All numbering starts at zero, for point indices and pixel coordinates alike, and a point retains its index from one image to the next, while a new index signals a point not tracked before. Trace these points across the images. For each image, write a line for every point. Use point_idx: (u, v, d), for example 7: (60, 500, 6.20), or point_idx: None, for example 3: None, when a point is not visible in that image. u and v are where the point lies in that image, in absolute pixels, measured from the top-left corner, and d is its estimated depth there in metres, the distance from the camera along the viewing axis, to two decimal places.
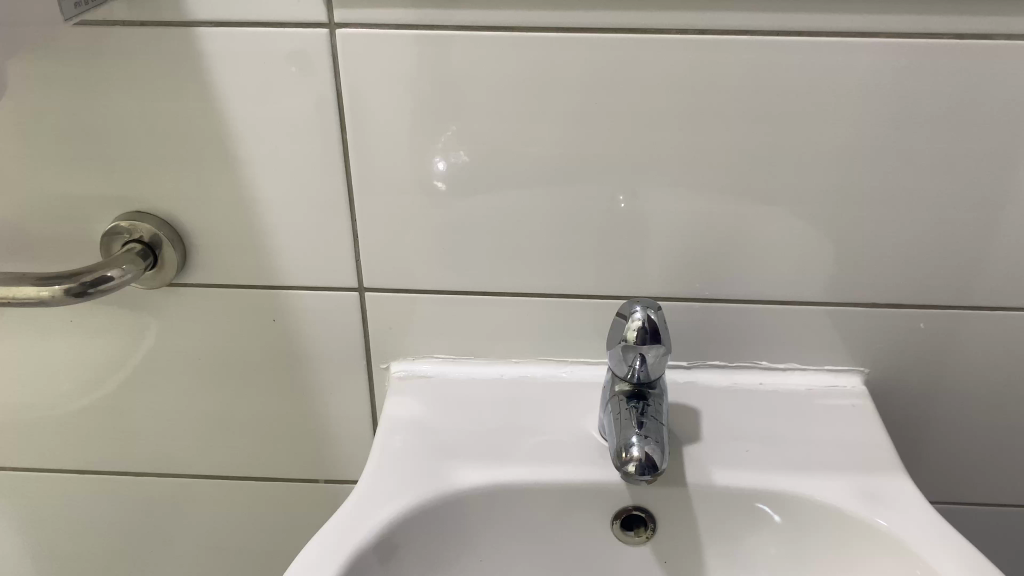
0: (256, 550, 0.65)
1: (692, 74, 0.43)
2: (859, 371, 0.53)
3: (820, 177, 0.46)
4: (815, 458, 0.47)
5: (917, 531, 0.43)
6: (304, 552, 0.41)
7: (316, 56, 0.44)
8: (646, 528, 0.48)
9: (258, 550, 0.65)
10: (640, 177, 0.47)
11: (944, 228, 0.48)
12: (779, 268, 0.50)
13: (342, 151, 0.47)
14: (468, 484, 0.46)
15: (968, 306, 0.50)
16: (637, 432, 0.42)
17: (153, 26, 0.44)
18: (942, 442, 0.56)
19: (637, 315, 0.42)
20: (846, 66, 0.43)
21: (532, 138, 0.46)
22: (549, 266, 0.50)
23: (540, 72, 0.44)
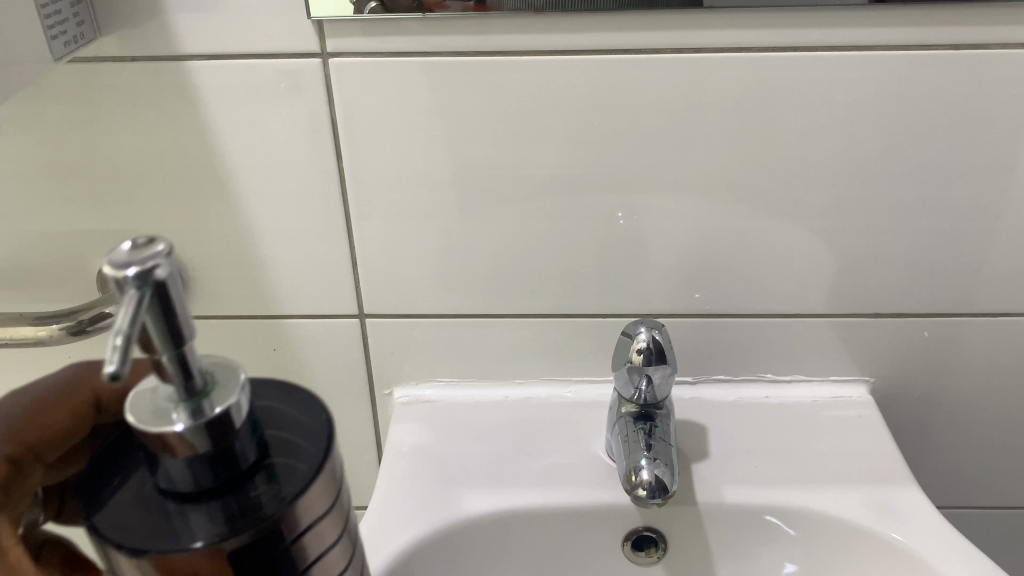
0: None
1: (688, 91, 0.43)
2: (865, 380, 0.53)
3: (819, 190, 0.46)
4: (825, 472, 0.47)
5: (930, 543, 0.43)
6: None
7: (310, 86, 0.44)
8: (658, 548, 0.48)
9: None
10: (639, 194, 0.47)
11: (943, 236, 0.48)
12: (781, 281, 0.49)
13: (338, 179, 0.47)
14: (476, 511, 0.46)
15: (970, 313, 0.50)
16: (646, 454, 0.42)
17: (144, 60, 0.43)
18: (950, 448, 0.56)
19: (642, 335, 0.42)
20: (842, 79, 0.43)
21: (529, 159, 0.46)
22: (551, 286, 0.50)
23: (537, 95, 0.44)
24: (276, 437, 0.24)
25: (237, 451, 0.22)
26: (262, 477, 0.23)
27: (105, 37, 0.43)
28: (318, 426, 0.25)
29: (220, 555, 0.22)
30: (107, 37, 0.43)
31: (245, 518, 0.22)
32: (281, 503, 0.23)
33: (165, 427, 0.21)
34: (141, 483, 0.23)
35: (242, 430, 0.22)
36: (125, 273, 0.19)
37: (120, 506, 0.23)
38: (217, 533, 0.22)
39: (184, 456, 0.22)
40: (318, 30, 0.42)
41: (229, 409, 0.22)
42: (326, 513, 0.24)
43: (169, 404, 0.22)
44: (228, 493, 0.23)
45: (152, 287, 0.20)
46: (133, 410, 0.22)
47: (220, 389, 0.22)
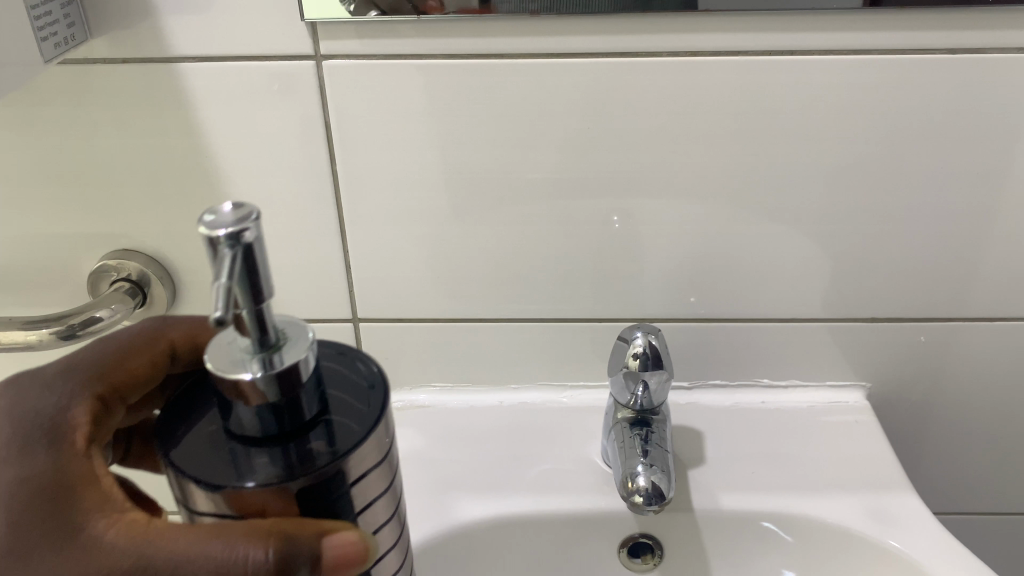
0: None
1: (683, 95, 0.43)
2: (862, 386, 0.53)
3: (815, 194, 0.46)
4: (822, 478, 0.47)
5: (928, 551, 0.42)
6: None
7: (304, 89, 0.43)
8: (654, 555, 0.47)
9: None
10: (635, 199, 0.46)
11: (940, 241, 0.47)
12: (777, 286, 0.49)
13: (331, 183, 0.46)
14: (471, 517, 0.46)
15: (966, 318, 0.50)
16: (643, 460, 0.42)
17: (135, 63, 0.43)
18: (945, 453, 0.56)
19: (638, 340, 0.42)
20: (840, 84, 0.43)
21: (524, 163, 0.45)
22: (547, 291, 0.50)
23: (531, 97, 0.43)
24: (335, 392, 0.27)
25: (301, 403, 0.25)
26: (321, 429, 0.25)
27: (96, 39, 0.42)
28: (372, 386, 0.27)
29: (282, 495, 0.25)
30: (98, 39, 0.42)
31: (305, 464, 0.25)
32: (337, 453, 0.25)
33: (242, 376, 0.24)
34: (216, 427, 0.26)
35: (307, 384, 0.25)
36: (216, 234, 0.22)
37: (195, 447, 0.26)
38: (281, 475, 0.25)
39: (257, 404, 0.24)
40: (311, 32, 0.42)
41: (298, 364, 0.24)
42: (374, 468, 0.27)
43: (247, 356, 0.24)
44: (292, 440, 0.25)
45: (239, 247, 0.22)
46: (216, 360, 0.24)
47: (290, 345, 0.25)
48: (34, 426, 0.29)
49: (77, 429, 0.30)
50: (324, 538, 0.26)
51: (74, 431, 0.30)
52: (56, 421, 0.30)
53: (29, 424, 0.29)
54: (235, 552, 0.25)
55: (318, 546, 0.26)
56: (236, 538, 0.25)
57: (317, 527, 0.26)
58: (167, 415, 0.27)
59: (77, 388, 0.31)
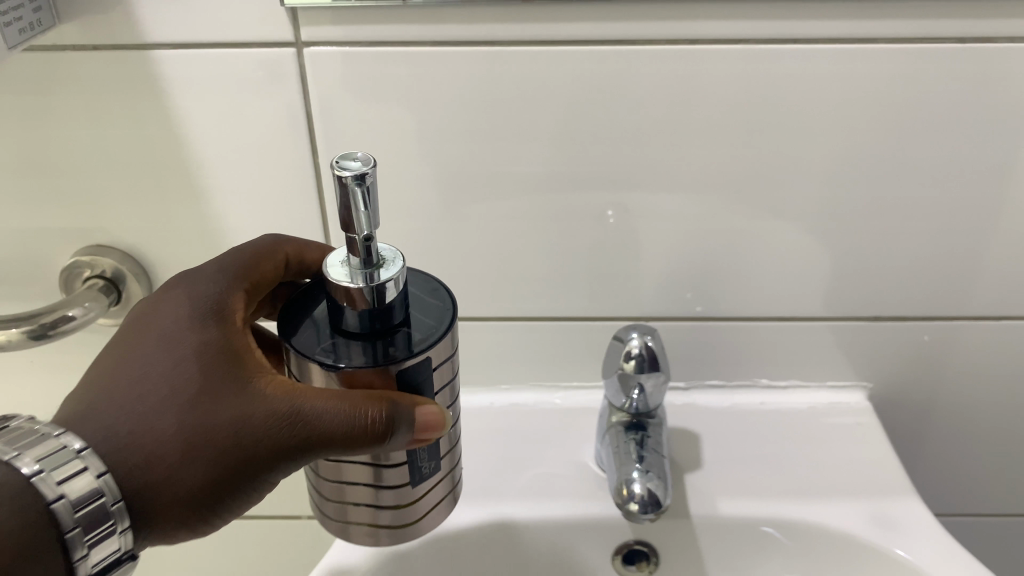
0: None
1: (682, 86, 0.41)
2: (863, 386, 0.51)
3: (818, 188, 0.44)
4: (824, 484, 0.45)
5: (934, 559, 0.41)
6: None
7: (284, 78, 0.41)
8: (649, 563, 0.45)
9: None
10: (632, 192, 0.45)
11: (944, 237, 0.46)
12: (777, 284, 0.48)
13: (314, 176, 0.44)
14: (461, 525, 0.44)
15: (970, 317, 0.49)
16: (638, 466, 0.40)
17: (106, 49, 0.41)
18: (945, 455, 0.55)
19: (634, 341, 0.40)
20: (845, 75, 0.41)
21: (516, 156, 0.44)
22: (539, 289, 0.48)
23: (522, 87, 0.41)
24: (413, 306, 0.31)
25: (392, 307, 0.30)
26: (406, 331, 0.30)
27: (65, 25, 0.40)
28: (443, 304, 0.32)
29: (376, 376, 0.29)
30: (67, 25, 0.40)
31: (395, 354, 0.29)
32: (420, 348, 0.30)
33: (349, 283, 0.29)
34: (322, 324, 0.31)
35: (398, 295, 0.30)
36: (344, 174, 0.28)
37: (304, 336, 0.30)
38: (376, 361, 0.29)
39: (359, 308, 0.29)
40: (291, 18, 0.40)
41: (393, 279, 0.29)
42: (443, 367, 0.31)
43: (352, 270, 0.30)
44: (383, 337, 0.30)
45: (360, 185, 0.28)
46: (329, 271, 0.30)
47: (389, 266, 0.30)
48: (204, 303, 0.33)
49: (233, 312, 0.33)
50: (417, 409, 0.30)
51: (233, 312, 0.33)
52: (220, 303, 0.33)
53: (198, 302, 0.33)
54: (353, 411, 0.29)
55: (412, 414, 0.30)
56: (352, 401, 0.29)
57: (412, 400, 0.30)
58: (285, 313, 0.31)
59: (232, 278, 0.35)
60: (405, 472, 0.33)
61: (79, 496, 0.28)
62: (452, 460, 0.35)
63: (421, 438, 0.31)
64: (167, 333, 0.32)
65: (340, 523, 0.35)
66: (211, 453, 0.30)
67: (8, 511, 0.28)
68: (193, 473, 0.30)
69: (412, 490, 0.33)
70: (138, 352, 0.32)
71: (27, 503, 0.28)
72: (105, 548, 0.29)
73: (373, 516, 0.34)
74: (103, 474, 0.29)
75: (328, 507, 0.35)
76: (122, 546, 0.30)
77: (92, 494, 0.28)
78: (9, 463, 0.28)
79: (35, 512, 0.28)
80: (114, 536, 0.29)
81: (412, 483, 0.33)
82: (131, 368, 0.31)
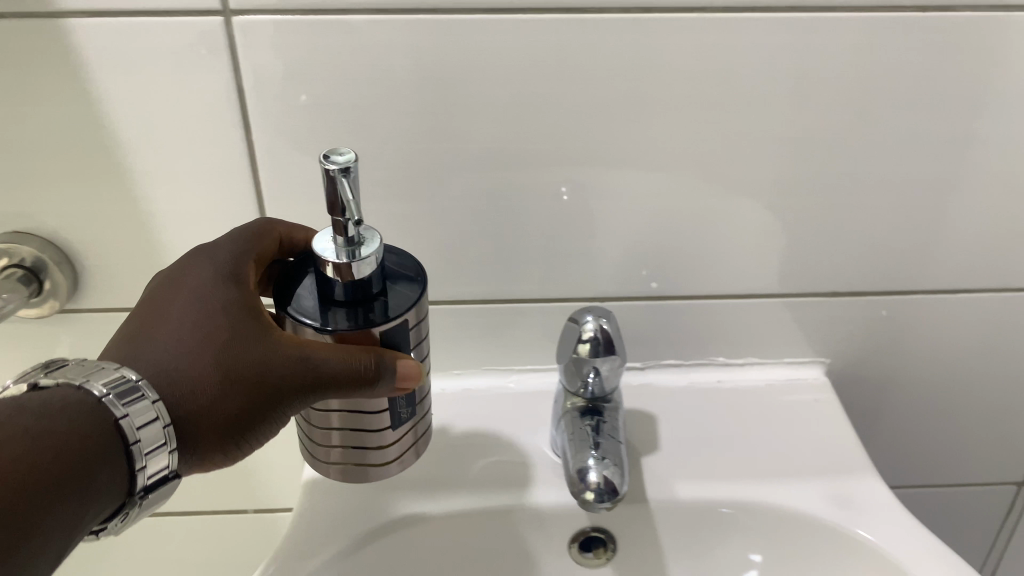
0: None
1: (635, 57, 0.39)
2: (820, 362, 0.51)
3: (775, 162, 0.43)
4: (782, 464, 0.45)
5: (893, 537, 0.40)
6: None
7: (213, 50, 0.38)
8: (607, 549, 0.44)
9: None
10: (585, 168, 0.43)
11: (900, 212, 0.45)
12: (733, 261, 0.47)
13: (248, 155, 0.42)
14: (412, 516, 0.42)
15: (923, 291, 0.48)
16: (594, 453, 0.39)
17: (13, 18, 0.37)
18: (899, 429, 0.55)
19: (589, 324, 0.39)
20: (804, 45, 0.39)
21: (463, 132, 0.41)
22: (490, 270, 0.46)
23: (469, 59, 0.39)
24: (390, 275, 0.34)
25: (371, 278, 0.32)
26: (384, 299, 0.33)
27: None
28: (417, 273, 0.34)
29: (356, 339, 0.32)
30: None
31: (374, 319, 0.32)
32: (396, 313, 0.32)
33: (333, 259, 0.31)
34: (309, 291, 0.33)
35: (377, 268, 0.32)
36: (329, 167, 0.29)
37: (296, 301, 0.33)
38: (358, 324, 0.32)
39: (344, 281, 0.32)
40: None
41: (373, 256, 0.32)
42: (416, 328, 0.34)
43: (336, 247, 0.31)
44: (364, 304, 0.32)
45: (345, 178, 0.30)
46: (315, 247, 0.32)
47: (369, 243, 0.32)
48: (224, 268, 0.34)
49: (250, 268, 0.35)
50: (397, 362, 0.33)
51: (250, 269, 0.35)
52: (238, 268, 0.35)
53: (220, 267, 0.34)
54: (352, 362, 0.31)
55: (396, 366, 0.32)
56: (351, 354, 0.31)
57: (393, 354, 0.33)
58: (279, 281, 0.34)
59: (249, 234, 0.36)
60: (386, 416, 0.36)
61: (138, 418, 0.29)
62: (425, 407, 0.39)
63: (402, 387, 0.34)
64: (196, 286, 0.34)
65: (328, 467, 0.38)
66: (241, 393, 0.32)
67: (78, 417, 0.29)
68: (227, 407, 0.32)
69: (392, 433, 0.37)
70: (170, 304, 0.33)
71: (92, 417, 0.29)
72: (158, 465, 0.30)
73: (359, 458, 0.37)
74: (155, 402, 0.30)
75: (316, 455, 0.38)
76: (171, 465, 0.31)
77: (149, 417, 0.30)
78: (79, 386, 0.30)
79: (99, 429, 0.29)
80: (164, 455, 0.30)
81: (392, 427, 0.37)
82: (164, 318, 0.33)
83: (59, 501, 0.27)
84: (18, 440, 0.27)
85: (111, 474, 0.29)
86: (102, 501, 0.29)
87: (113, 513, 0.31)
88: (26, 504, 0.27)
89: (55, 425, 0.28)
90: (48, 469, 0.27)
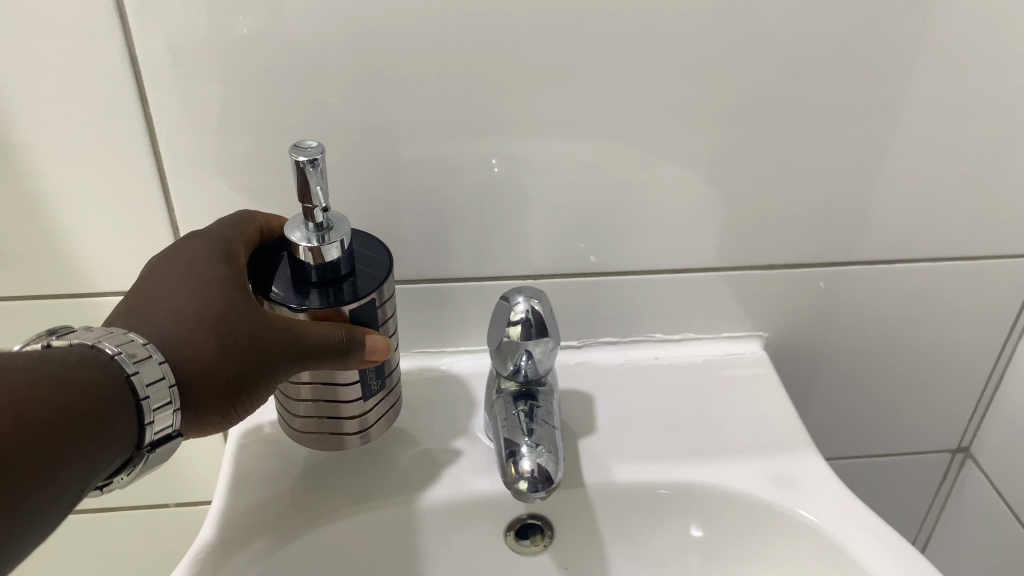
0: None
1: (561, 22, 0.37)
2: (758, 335, 0.50)
3: (709, 133, 0.41)
4: (722, 442, 0.44)
5: (833, 516, 0.40)
6: None
7: (100, 13, 0.35)
8: (543, 536, 0.43)
9: None
10: (515, 139, 0.41)
11: (836, 182, 0.44)
12: (669, 235, 0.45)
13: (147, 130, 0.39)
14: (339, 510, 0.40)
15: (859, 263, 0.47)
16: (527, 439, 0.37)
17: None
18: (836, 401, 0.54)
19: (520, 306, 0.37)
20: (735, 9, 0.38)
21: (381, 102, 0.39)
22: (417, 248, 0.44)
23: (383, 24, 0.37)
24: (358, 258, 0.36)
25: (341, 259, 0.34)
26: (352, 280, 0.34)
27: None
28: (384, 258, 0.36)
29: (328, 315, 0.33)
30: None
31: (343, 297, 0.34)
32: (365, 293, 0.34)
33: (303, 243, 0.33)
34: (282, 274, 0.35)
35: (345, 249, 0.34)
36: (299, 159, 0.31)
37: (273, 283, 0.34)
38: (330, 302, 0.33)
39: (315, 263, 0.33)
40: None
41: (342, 240, 0.33)
42: (383, 307, 0.36)
43: (306, 231, 0.33)
44: (334, 285, 0.34)
45: (314, 168, 0.31)
46: (288, 231, 0.33)
47: (337, 227, 0.34)
48: (219, 244, 0.35)
49: (243, 247, 0.36)
50: (366, 336, 0.34)
51: (243, 249, 0.36)
52: (230, 245, 0.35)
53: (214, 243, 0.35)
54: (327, 335, 0.33)
55: (364, 340, 0.34)
56: (324, 329, 0.33)
57: (361, 329, 0.34)
58: (253, 265, 0.35)
59: (239, 217, 0.37)
60: (357, 388, 0.37)
61: (147, 376, 0.30)
62: (395, 378, 0.40)
63: (371, 360, 0.35)
64: (192, 261, 0.34)
65: (305, 437, 0.39)
66: (236, 360, 0.32)
67: (92, 372, 0.29)
68: (223, 369, 0.32)
69: (362, 404, 0.38)
70: (167, 281, 0.34)
71: (105, 371, 0.30)
72: (164, 422, 0.31)
73: (333, 428, 0.39)
74: (163, 362, 0.31)
75: (292, 422, 0.39)
76: (175, 424, 0.31)
77: (157, 375, 0.30)
78: (91, 345, 0.30)
79: (111, 385, 0.30)
80: (170, 414, 0.31)
81: (362, 398, 0.38)
82: (162, 294, 0.33)
83: (76, 446, 0.28)
84: (39, 384, 0.28)
85: (121, 430, 0.30)
86: (112, 453, 0.29)
87: (119, 468, 0.31)
88: (45, 448, 0.27)
89: (72, 375, 0.29)
90: (64, 420, 0.28)
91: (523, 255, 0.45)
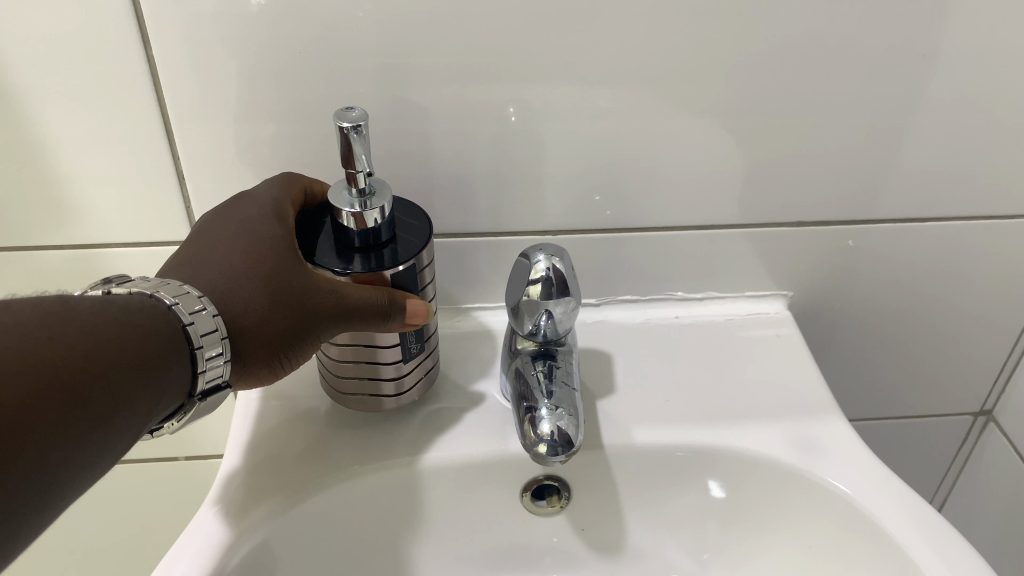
0: (118, 545, 0.56)
1: None
2: (782, 295, 0.49)
3: (739, 82, 0.39)
4: (746, 405, 0.43)
5: (859, 481, 0.39)
6: (173, 558, 0.35)
7: None
8: (560, 497, 0.42)
9: (114, 542, 0.56)
10: (534, 86, 0.39)
11: (870, 135, 0.42)
12: (694, 190, 0.43)
13: (148, 73, 0.37)
14: (353, 470, 0.39)
15: (889, 220, 0.46)
16: (546, 401, 0.35)
17: None
18: (858, 361, 0.53)
19: (541, 263, 0.35)
20: None
21: (393, 48, 0.37)
22: (431, 202, 0.43)
23: None
24: (398, 224, 0.35)
25: (383, 225, 0.33)
26: (393, 246, 0.34)
27: None
28: (423, 225, 0.35)
29: (371, 279, 0.33)
30: None
31: (384, 262, 0.33)
32: (407, 259, 0.33)
33: (345, 208, 0.32)
34: (326, 240, 0.34)
35: (386, 216, 0.33)
36: (343, 125, 0.30)
37: (320, 249, 0.33)
38: (373, 267, 0.33)
39: (357, 229, 0.32)
40: None
41: (383, 206, 0.32)
42: (423, 272, 0.35)
43: (348, 197, 0.32)
44: (376, 251, 0.33)
45: (357, 134, 0.30)
46: (331, 196, 0.33)
47: (379, 194, 0.33)
48: (268, 203, 0.34)
49: (292, 209, 0.34)
50: (406, 301, 0.33)
51: (292, 209, 0.34)
52: (279, 204, 0.34)
53: (264, 202, 0.34)
54: (370, 299, 0.32)
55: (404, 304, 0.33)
56: (367, 292, 0.32)
57: (402, 293, 0.33)
58: (301, 230, 0.34)
59: (285, 178, 0.36)
60: (397, 351, 0.36)
61: (203, 326, 0.29)
62: (434, 342, 0.39)
63: (411, 325, 0.34)
64: (245, 220, 0.33)
65: (347, 398, 0.38)
66: (284, 318, 0.31)
67: (152, 318, 0.29)
68: (272, 327, 0.31)
69: (404, 365, 0.37)
70: (219, 237, 0.33)
71: (163, 320, 0.29)
72: (215, 372, 0.30)
73: (374, 389, 0.38)
74: (217, 314, 0.30)
75: (333, 384, 0.38)
76: (226, 374, 0.31)
77: (212, 326, 0.29)
78: (149, 294, 0.29)
79: (169, 332, 0.29)
80: (221, 364, 0.30)
81: (403, 360, 0.37)
82: (213, 250, 0.32)
83: (136, 391, 0.27)
84: (102, 328, 0.27)
85: (177, 377, 0.29)
86: (166, 400, 0.29)
87: (170, 414, 0.30)
88: (106, 392, 0.26)
89: (133, 320, 0.28)
90: (126, 363, 0.27)
91: (541, 209, 0.43)
